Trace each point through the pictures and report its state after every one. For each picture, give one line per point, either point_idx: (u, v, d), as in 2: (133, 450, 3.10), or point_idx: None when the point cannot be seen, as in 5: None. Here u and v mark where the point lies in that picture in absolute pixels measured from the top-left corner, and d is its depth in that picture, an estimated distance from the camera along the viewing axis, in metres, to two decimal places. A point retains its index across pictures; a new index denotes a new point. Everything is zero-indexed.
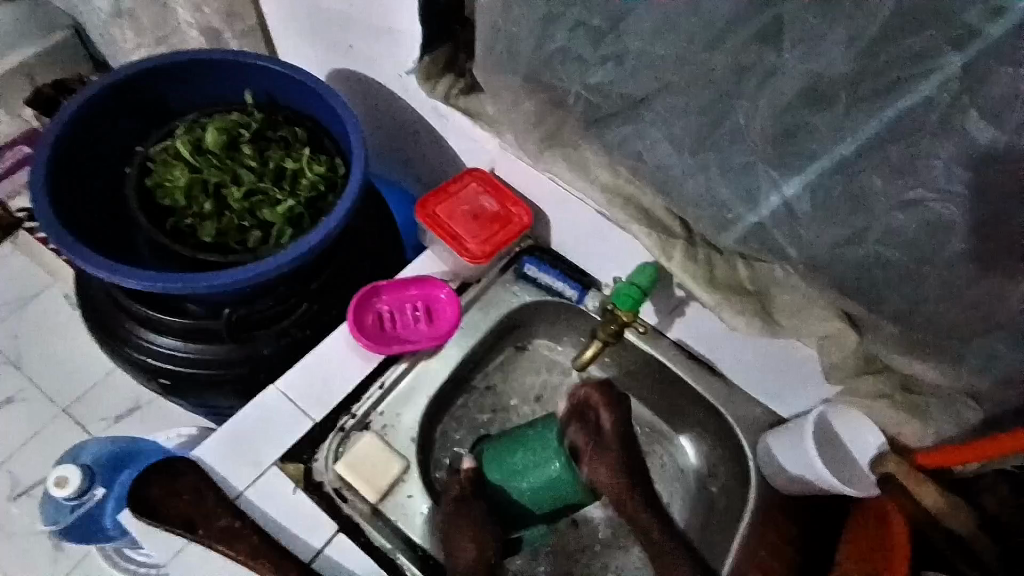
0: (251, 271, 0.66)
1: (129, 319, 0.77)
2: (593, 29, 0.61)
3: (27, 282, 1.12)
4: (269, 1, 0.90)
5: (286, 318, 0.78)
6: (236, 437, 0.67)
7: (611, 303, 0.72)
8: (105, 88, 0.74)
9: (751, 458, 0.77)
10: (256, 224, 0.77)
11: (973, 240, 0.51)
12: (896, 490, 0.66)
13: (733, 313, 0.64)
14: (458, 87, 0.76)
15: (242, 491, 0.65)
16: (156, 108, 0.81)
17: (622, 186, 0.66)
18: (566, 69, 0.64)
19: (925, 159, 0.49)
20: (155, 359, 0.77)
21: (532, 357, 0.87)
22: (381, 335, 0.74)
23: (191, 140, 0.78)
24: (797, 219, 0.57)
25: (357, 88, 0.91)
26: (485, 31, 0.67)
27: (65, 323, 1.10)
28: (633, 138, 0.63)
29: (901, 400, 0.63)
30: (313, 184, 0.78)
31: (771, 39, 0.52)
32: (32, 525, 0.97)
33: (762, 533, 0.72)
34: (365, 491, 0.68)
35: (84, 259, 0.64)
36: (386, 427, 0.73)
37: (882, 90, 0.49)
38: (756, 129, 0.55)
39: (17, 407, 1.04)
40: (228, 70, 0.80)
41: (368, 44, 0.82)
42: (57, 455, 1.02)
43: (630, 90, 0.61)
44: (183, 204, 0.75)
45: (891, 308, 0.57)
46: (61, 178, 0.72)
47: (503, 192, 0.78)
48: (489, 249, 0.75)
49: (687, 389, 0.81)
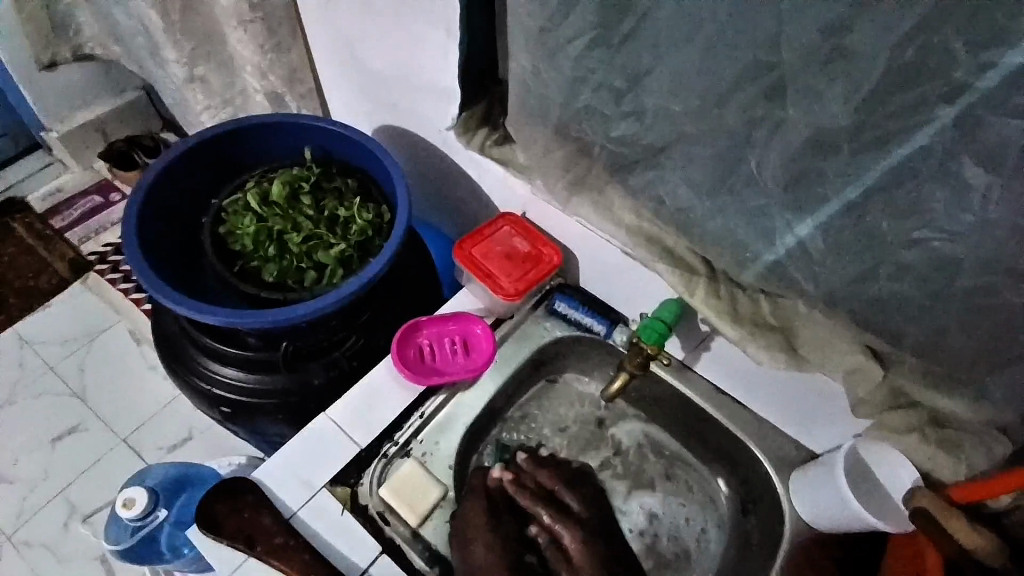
0: (309, 308, 0.73)
1: (199, 352, 0.84)
2: (614, 89, 0.66)
3: (95, 320, 1.22)
4: (326, 66, 1.00)
5: (336, 351, 0.85)
6: (289, 461, 0.73)
7: (636, 336, 0.76)
8: (189, 147, 0.84)
9: (782, 490, 0.78)
10: (312, 266, 0.84)
11: (983, 277, 0.52)
12: (928, 525, 0.63)
13: (756, 346, 0.68)
14: (492, 138, 0.84)
15: (296, 511, 0.71)
16: (228, 164, 0.91)
17: (644, 227, 0.73)
18: (592, 123, 0.70)
19: (926, 202, 0.52)
20: (220, 388, 0.85)
21: (563, 389, 0.92)
22: (422, 367, 0.79)
23: (258, 191, 0.87)
24: (813, 257, 0.61)
25: (402, 141, 1.00)
26: (517, 91, 0.74)
27: (128, 357, 1.19)
28: (656, 181, 0.69)
29: (933, 435, 0.63)
30: (363, 229, 0.85)
31: (777, 96, 0.55)
32: (93, 548, 1.04)
33: (797, 568, 0.72)
34: (406, 514, 0.73)
35: (167, 296, 0.72)
36: (426, 453, 0.77)
37: (881, 139, 0.52)
38: (769, 175, 0.60)
39: (83, 437, 1.12)
40: (291, 130, 0.89)
41: (413, 103, 0.90)
42: (118, 482, 1.09)
43: (651, 140, 0.66)
44: (250, 248, 0.84)
45: (911, 341, 0.61)
46: (148, 224, 0.81)
47: (534, 234, 0.84)
48: (522, 286, 0.81)
49: (713, 423, 0.83)
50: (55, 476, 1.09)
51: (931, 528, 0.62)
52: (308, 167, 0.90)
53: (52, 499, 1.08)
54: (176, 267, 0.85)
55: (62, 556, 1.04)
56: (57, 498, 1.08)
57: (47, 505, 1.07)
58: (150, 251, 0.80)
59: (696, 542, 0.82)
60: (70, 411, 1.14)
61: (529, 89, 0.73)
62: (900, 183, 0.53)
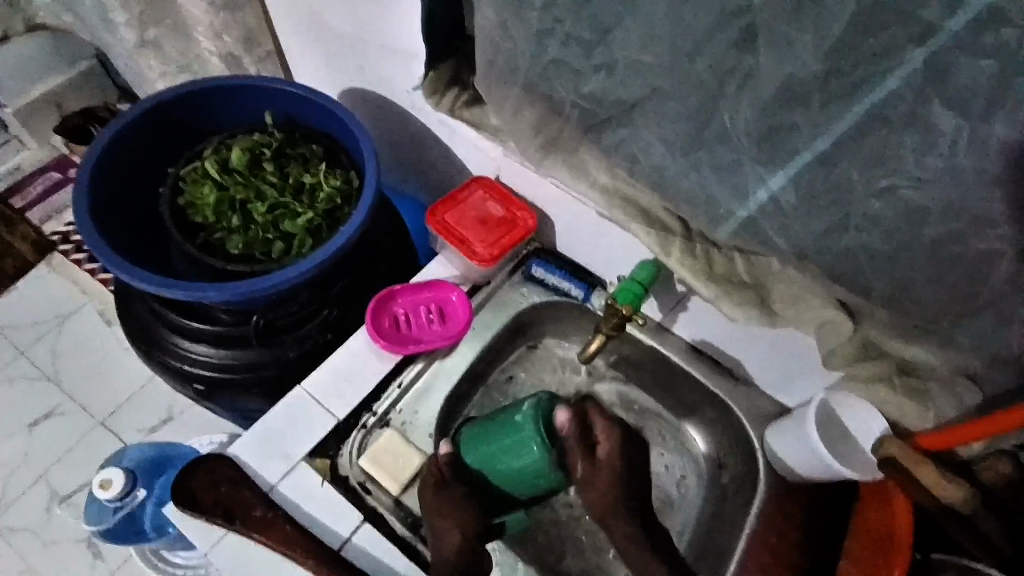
0: (277, 279, 0.71)
1: (166, 329, 0.82)
2: (583, 42, 0.64)
3: (62, 302, 1.19)
4: (285, 27, 0.95)
5: (308, 323, 0.83)
6: (266, 435, 0.73)
7: (612, 298, 0.75)
8: (140, 115, 0.80)
9: (758, 446, 0.79)
10: (280, 236, 0.82)
11: (950, 223, 0.53)
12: (896, 471, 0.65)
13: (732, 305, 0.69)
14: (463, 99, 0.81)
15: (274, 484, 0.71)
16: (184, 132, 0.87)
17: (620, 187, 0.72)
18: (561, 80, 0.68)
19: (895, 149, 0.52)
20: (190, 364, 0.83)
21: (543, 355, 0.91)
22: (398, 337, 0.78)
23: (218, 160, 0.84)
24: (785, 211, 0.60)
25: (369, 105, 0.96)
26: (485, 47, 0.72)
27: (98, 339, 1.16)
28: (629, 140, 0.67)
29: (901, 385, 0.65)
30: (330, 197, 0.82)
31: (748, 45, 0.54)
32: (74, 533, 1.03)
33: (771, 516, 0.74)
34: (386, 482, 0.72)
35: (126, 272, 0.69)
36: (405, 423, 0.77)
37: (852, 88, 0.51)
38: (742, 130, 0.58)
39: (57, 420, 1.10)
40: (250, 94, 0.85)
41: (378, 64, 0.87)
42: (95, 464, 1.07)
43: (622, 97, 0.64)
44: (212, 219, 0.81)
45: (879, 293, 0.60)
46: (101, 198, 0.78)
47: (508, 197, 0.82)
48: (497, 252, 0.80)
49: (691, 382, 0.84)
50: (31, 461, 1.07)
51: (899, 474, 0.65)
52: (270, 133, 0.87)
53: (30, 485, 1.06)
54: (136, 242, 0.82)
55: (46, 540, 1.03)
56: (36, 483, 1.06)
57: (26, 491, 1.05)
58: (107, 225, 0.77)
59: (676, 488, 0.84)
60: (42, 395, 1.12)
61: (497, 45, 0.70)
62: (871, 132, 0.52)
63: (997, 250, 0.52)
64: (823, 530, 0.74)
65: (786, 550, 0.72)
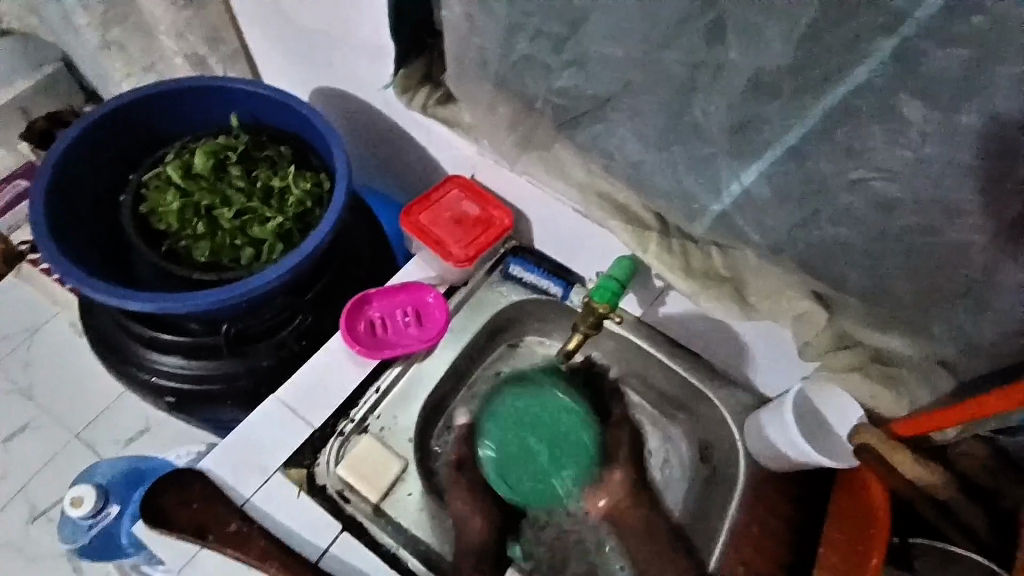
0: (242, 288, 0.69)
1: (133, 341, 0.80)
2: (553, 37, 0.63)
3: (32, 312, 1.15)
4: (250, 24, 0.93)
5: (283, 330, 0.82)
6: (238, 447, 0.71)
7: (589, 296, 0.75)
8: (96, 122, 0.78)
9: (739, 438, 0.79)
10: (248, 242, 0.80)
11: (923, 215, 0.53)
12: (873, 459, 0.66)
13: (710, 300, 0.69)
14: (435, 97, 0.80)
15: (248, 497, 0.69)
16: (146, 137, 0.84)
17: (596, 181, 0.71)
18: (533, 76, 0.67)
19: (864, 142, 0.52)
20: (160, 377, 0.81)
21: (525, 353, 0.89)
22: (373, 341, 0.77)
23: (181, 165, 0.81)
24: (759, 206, 0.60)
25: (340, 105, 0.94)
26: (455, 43, 0.70)
27: (71, 351, 1.13)
28: (604, 135, 0.66)
29: (873, 372, 0.64)
30: (300, 201, 0.81)
31: (716, 39, 0.54)
32: (52, 548, 1.01)
33: (753, 508, 0.74)
34: (365, 490, 0.72)
35: (86, 284, 0.67)
36: (383, 429, 0.76)
37: (821, 79, 0.51)
38: (715, 123, 0.58)
39: (31, 434, 1.07)
40: (213, 96, 0.83)
41: (348, 63, 0.85)
42: (72, 477, 1.05)
43: (594, 92, 0.64)
44: (177, 227, 0.79)
45: (854, 285, 0.60)
46: (56, 207, 0.75)
47: (483, 196, 0.81)
48: (472, 253, 0.79)
49: (672, 375, 0.84)
50: (7, 476, 1.04)
51: (876, 462, 0.66)
52: (235, 137, 0.84)
53: (8, 500, 1.03)
54: (98, 252, 0.80)
55: (26, 556, 1.00)
56: (13, 498, 1.03)
57: (3, 507, 1.03)
58: (63, 235, 0.75)
59: (661, 471, 0.82)
60: (15, 410, 1.08)
61: (467, 41, 0.69)
62: (841, 125, 0.52)
63: (970, 240, 0.52)
64: (801, 518, 0.74)
65: (764, 539, 0.72)
